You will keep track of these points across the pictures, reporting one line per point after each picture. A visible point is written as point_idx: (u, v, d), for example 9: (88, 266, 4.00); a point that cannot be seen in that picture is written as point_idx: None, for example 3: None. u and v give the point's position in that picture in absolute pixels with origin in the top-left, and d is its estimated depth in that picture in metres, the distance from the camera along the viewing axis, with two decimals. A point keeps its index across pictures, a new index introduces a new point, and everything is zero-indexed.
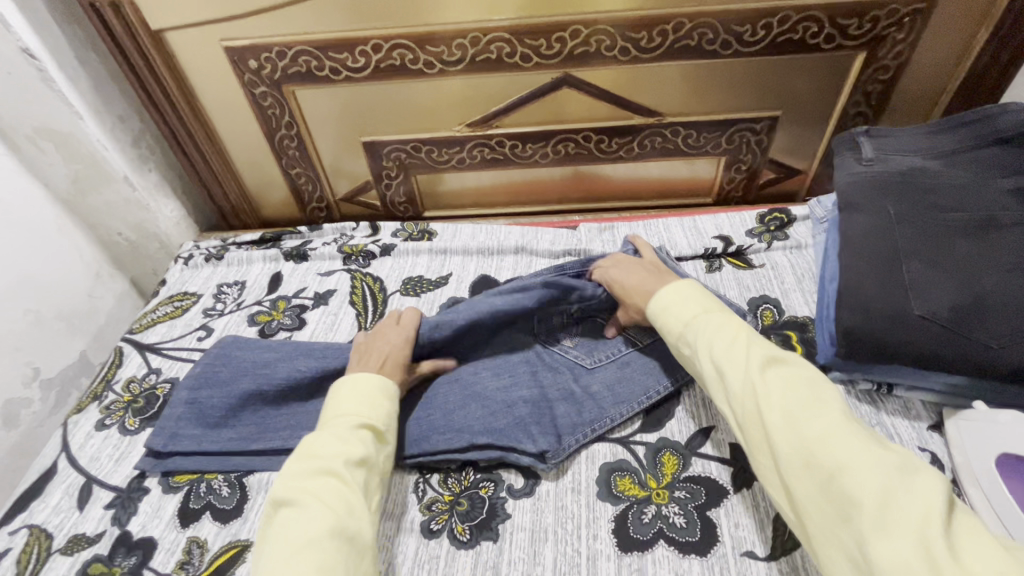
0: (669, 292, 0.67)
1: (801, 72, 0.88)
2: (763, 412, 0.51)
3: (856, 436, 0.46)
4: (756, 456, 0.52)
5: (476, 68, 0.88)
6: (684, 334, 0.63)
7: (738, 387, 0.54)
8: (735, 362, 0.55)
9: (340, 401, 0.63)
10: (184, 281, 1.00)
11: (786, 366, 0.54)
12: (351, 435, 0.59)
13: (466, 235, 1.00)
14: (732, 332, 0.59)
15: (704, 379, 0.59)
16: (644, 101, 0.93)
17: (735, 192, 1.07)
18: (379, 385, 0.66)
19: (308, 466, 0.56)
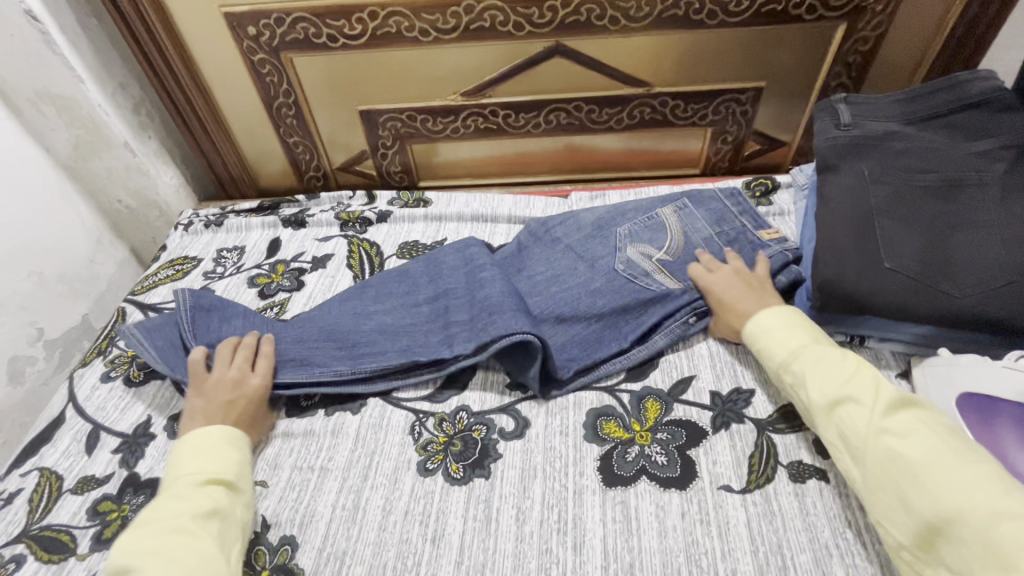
0: (764, 318, 0.69)
1: (784, 43, 0.92)
2: (900, 449, 0.51)
3: (1006, 485, 0.46)
4: (879, 491, 0.52)
5: (471, 35, 0.90)
6: (792, 365, 0.64)
7: (865, 423, 0.55)
8: (860, 400, 0.56)
9: (180, 463, 0.60)
10: (184, 246, 1.03)
11: (919, 413, 0.54)
12: (200, 492, 0.57)
13: (461, 202, 1.03)
14: (848, 368, 0.59)
15: (818, 411, 0.59)
16: (634, 71, 0.96)
17: (722, 163, 1.10)
18: (228, 435, 0.63)
19: (155, 527, 0.53)
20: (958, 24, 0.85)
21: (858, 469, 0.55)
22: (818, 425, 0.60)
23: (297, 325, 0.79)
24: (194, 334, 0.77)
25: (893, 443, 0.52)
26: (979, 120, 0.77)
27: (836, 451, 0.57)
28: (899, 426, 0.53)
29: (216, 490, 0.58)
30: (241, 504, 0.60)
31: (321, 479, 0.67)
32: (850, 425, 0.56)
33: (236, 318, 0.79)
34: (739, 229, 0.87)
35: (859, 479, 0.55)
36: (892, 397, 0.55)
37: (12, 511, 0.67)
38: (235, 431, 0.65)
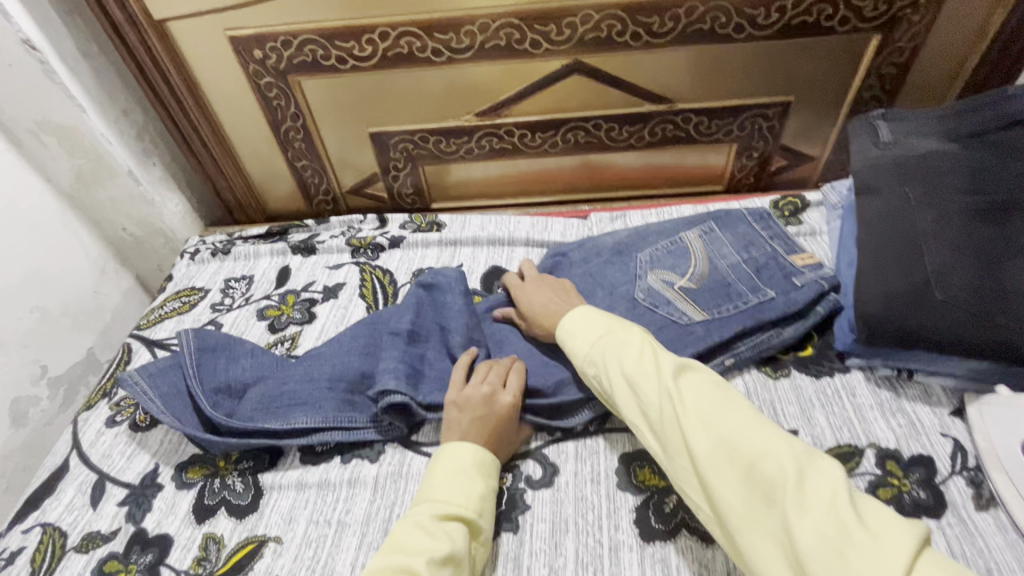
0: (576, 315, 0.67)
1: (815, 56, 0.87)
2: (686, 413, 0.51)
3: (760, 422, 0.49)
4: (676, 458, 0.52)
5: (486, 54, 0.86)
6: (594, 355, 0.62)
7: (656, 394, 0.54)
8: (649, 375, 0.56)
9: (435, 484, 0.59)
10: (191, 276, 0.99)
11: (694, 376, 0.55)
12: (448, 524, 0.54)
13: (476, 226, 0.99)
14: (638, 347, 0.59)
15: (617, 391, 0.58)
16: (655, 88, 0.92)
17: (747, 179, 1.06)
18: (475, 458, 0.61)
19: (393, 562, 0.51)
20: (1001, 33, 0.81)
21: (658, 442, 0.54)
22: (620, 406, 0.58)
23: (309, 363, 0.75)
24: (198, 376, 0.72)
25: (679, 407, 0.52)
26: None
27: (637, 430, 0.56)
28: (684, 392, 0.53)
29: (458, 527, 0.55)
30: (477, 546, 0.56)
31: (339, 535, 0.63)
32: (645, 396, 0.55)
33: (244, 358, 0.76)
34: (770, 253, 0.82)
35: (660, 452, 0.54)
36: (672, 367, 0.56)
37: (14, 572, 0.63)
38: (484, 454, 0.62)
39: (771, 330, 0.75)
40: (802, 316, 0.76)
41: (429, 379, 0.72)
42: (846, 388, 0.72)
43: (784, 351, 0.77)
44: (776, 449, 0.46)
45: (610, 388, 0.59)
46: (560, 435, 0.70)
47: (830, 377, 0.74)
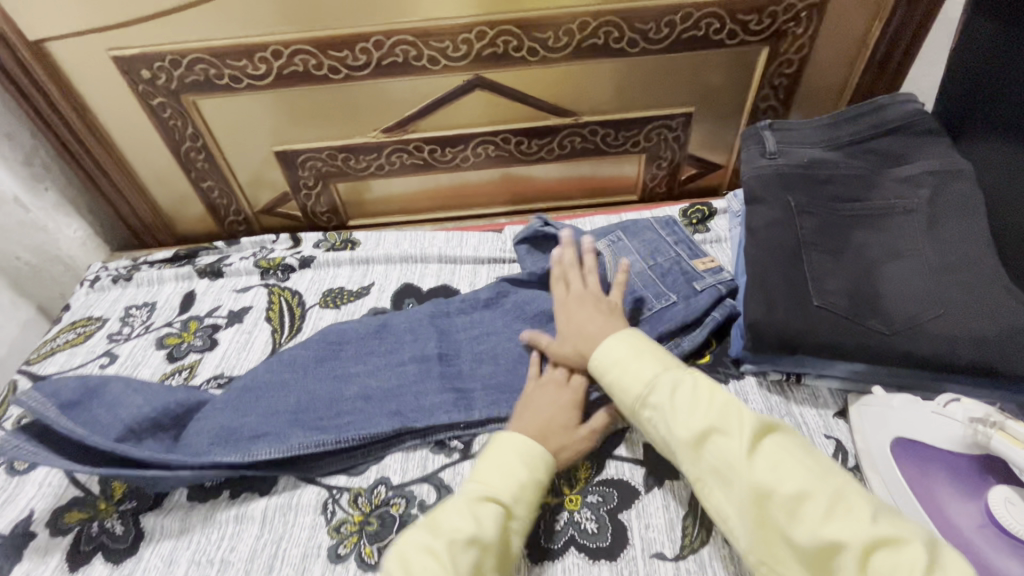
0: (619, 342, 0.65)
1: (710, 68, 0.89)
2: (776, 486, 0.50)
3: (864, 502, 0.48)
4: (760, 530, 0.51)
5: (384, 71, 0.86)
6: (651, 396, 0.60)
7: (737, 458, 0.53)
8: (730, 432, 0.54)
9: (480, 468, 0.60)
10: (89, 305, 0.95)
11: (779, 440, 0.54)
12: (479, 509, 0.55)
13: (389, 243, 0.98)
14: (707, 399, 0.57)
15: (682, 446, 0.56)
16: (558, 102, 0.92)
17: (659, 189, 1.07)
18: (533, 449, 0.60)
19: (421, 542, 0.53)
20: (881, 44, 0.84)
21: (732, 506, 0.53)
22: (683, 460, 0.57)
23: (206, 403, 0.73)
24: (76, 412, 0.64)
25: (769, 479, 0.51)
26: (899, 145, 0.76)
27: (707, 487, 0.55)
28: (770, 458, 0.52)
29: (493, 510, 0.55)
30: (512, 532, 0.56)
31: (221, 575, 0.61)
32: (723, 459, 0.54)
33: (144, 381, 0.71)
34: (675, 258, 0.86)
35: (734, 518, 0.53)
36: (756, 425, 0.54)
37: None
38: (538, 448, 0.61)
39: (670, 343, 0.77)
40: (700, 324, 0.78)
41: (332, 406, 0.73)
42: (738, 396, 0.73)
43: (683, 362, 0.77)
44: (894, 537, 0.45)
45: (670, 438, 0.58)
46: (457, 457, 0.69)
47: (725, 383, 0.75)
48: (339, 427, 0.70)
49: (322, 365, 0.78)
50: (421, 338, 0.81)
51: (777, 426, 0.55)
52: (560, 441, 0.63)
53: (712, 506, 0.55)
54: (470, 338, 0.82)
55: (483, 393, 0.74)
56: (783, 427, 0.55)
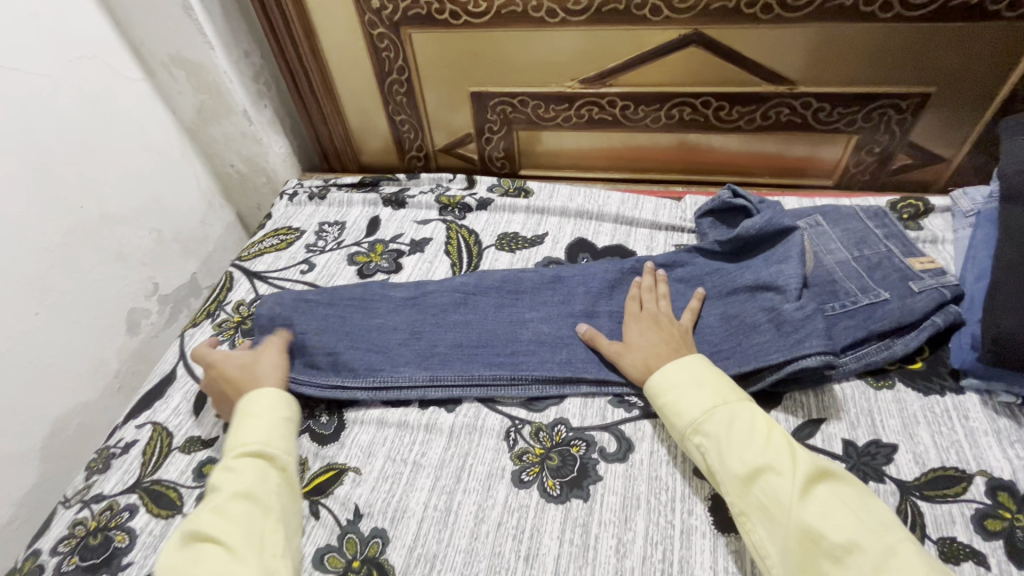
0: (679, 368, 0.64)
1: (970, 45, 0.78)
2: (826, 531, 0.48)
3: (921, 562, 0.45)
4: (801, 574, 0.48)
5: (601, 19, 0.84)
6: (704, 424, 0.59)
7: (789, 497, 0.51)
8: (783, 472, 0.52)
9: (240, 428, 0.63)
10: (288, 216, 1.04)
11: (834, 488, 0.51)
12: (242, 461, 0.59)
13: (564, 197, 0.99)
14: (766, 434, 0.56)
15: (731, 478, 0.55)
16: (775, 68, 0.86)
17: (861, 176, 0.98)
18: (274, 405, 0.65)
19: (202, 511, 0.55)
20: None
21: (775, 545, 0.50)
22: (728, 492, 0.55)
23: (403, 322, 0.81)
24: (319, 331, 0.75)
25: (818, 524, 0.48)
26: None
27: (749, 522, 0.53)
28: (823, 505, 0.50)
29: (254, 461, 0.59)
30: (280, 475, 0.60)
31: (414, 474, 0.66)
32: (772, 495, 0.52)
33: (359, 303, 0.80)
34: (885, 253, 0.78)
35: (776, 559, 0.50)
36: (812, 470, 0.52)
37: (127, 460, 0.70)
38: (274, 395, 0.66)
39: (879, 343, 0.71)
40: (917, 326, 0.70)
41: (519, 345, 0.77)
42: (957, 410, 0.65)
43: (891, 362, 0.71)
44: None
45: (718, 468, 0.56)
46: (638, 413, 0.69)
47: (940, 395, 0.67)
48: (513, 363, 0.74)
49: (502, 310, 0.81)
50: (598, 293, 0.81)
51: (833, 474, 0.52)
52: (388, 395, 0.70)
53: (752, 543, 0.52)
54: None
55: None
56: (839, 475, 0.52)
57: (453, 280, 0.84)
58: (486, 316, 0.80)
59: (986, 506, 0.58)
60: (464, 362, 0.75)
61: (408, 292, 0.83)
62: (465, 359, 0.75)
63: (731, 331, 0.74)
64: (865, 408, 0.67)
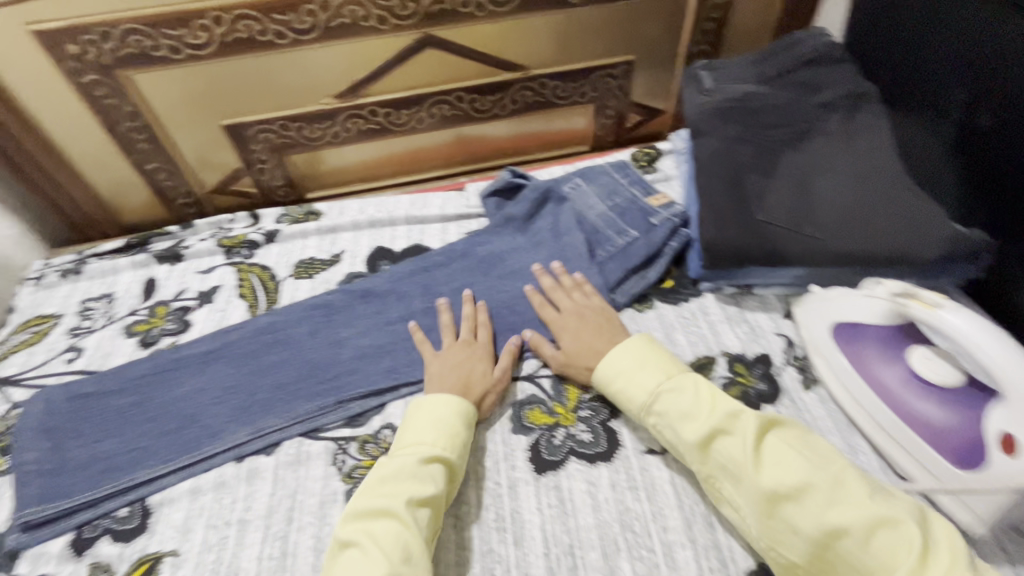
0: (616, 352, 0.67)
1: (647, 16, 0.95)
2: (777, 479, 0.52)
3: (861, 485, 0.50)
4: (766, 518, 0.52)
5: (333, 34, 0.86)
6: (653, 405, 0.62)
7: (742, 455, 0.55)
8: (732, 430, 0.56)
9: (413, 428, 0.62)
10: (38, 304, 0.90)
11: (779, 435, 0.55)
12: (423, 468, 0.58)
13: (354, 211, 0.99)
14: (712, 403, 0.59)
15: (690, 449, 0.58)
16: (507, 57, 0.95)
17: (609, 137, 1.12)
18: (449, 408, 0.64)
19: (370, 504, 0.55)
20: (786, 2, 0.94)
21: (742, 499, 0.55)
22: (693, 462, 0.59)
23: (202, 379, 0.75)
24: (111, 434, 0.70)
25: (770, 472, 0.53)
26: (816, 75, 0.84)
27: (717, 481, 0.57)
28: (776, 456, 0.54)
29: (437, 470, 0.59)
30: (453, 484, 0.61)
31: (242, 533, 0.62)
32: (730, 459, 0.55)
33: (154, 392, 0.74)
34: (630, 198, 0.92)
35: (747, 513, 0.54)
36: (756, 423, 0.56)
37: None
38: (459, 401, 0.65)
39: (637, 275, 0.84)
40: (661, 253, 0.85)
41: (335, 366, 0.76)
42: (700, 310, 0.80)
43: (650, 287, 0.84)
44: (892, 517, 0.47)
45: (680, 442, 0.59)
46: None
47: (688, 302, 0.82)
48: (330, 388, 0.74)
49: (313, 336, 0.80)
50: (402, 296, 0.84)
51: (776, 421, 0.56)
52: (481, 388, 0.69)
53: (723, 499, 0.57)
54: (453, 289, 0.84)
55: None
56: (781, 422, 0.57)
57: (251, 323, 0.80)
58: (294, 349, 0.78)
59: (728, 378, 0.73)
60: (280, 402, 0.73)
61: (203, 350, 0.78)
62: (280, 400, 0.73)
63: (523, 298, 0.81)
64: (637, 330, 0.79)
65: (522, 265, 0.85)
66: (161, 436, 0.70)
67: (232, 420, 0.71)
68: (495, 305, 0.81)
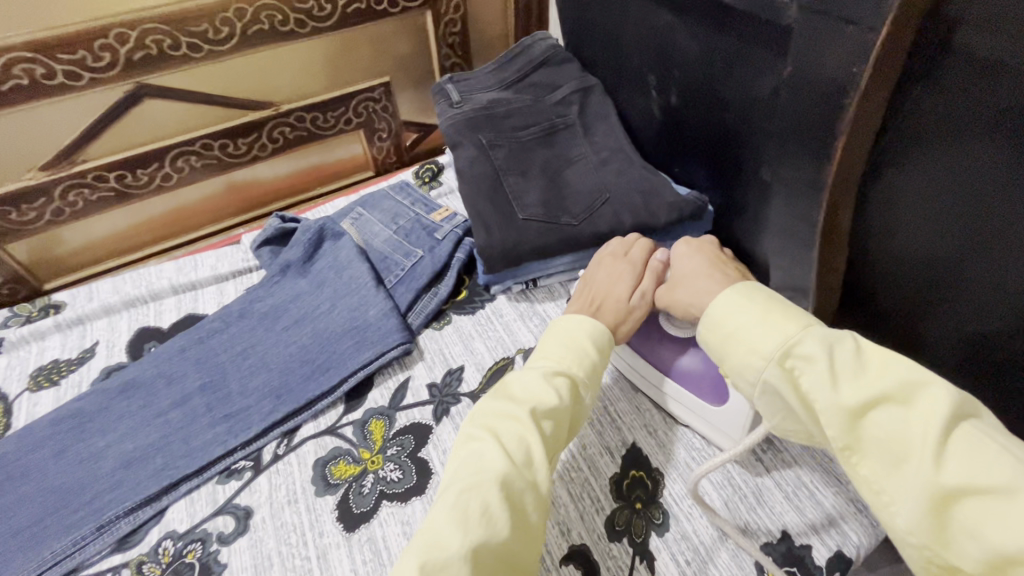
0: (738, 295, 0.51)
1: (389, 38, 0.97)
2: (953, 471, 0.36)
3: None
4: (936, 518, 0.37)
5: (8, 97, 0.74)
6: (790, 357, 0.45)
7: (918, 434, 0.38)
8: (896, 401, 0.40)
9: (551, 343, 0.61)
10: None
11: (977, 427, 0.38)
12: (543, 383, 0.56)
13: (106, 292, 0.86)
14: (887, 368, 0.41)
15: (836, 415, 0.42)
16: (250, 96, 0.90)
17: (390, 159, 1.10)
18: (584, 326, 0.62)
19: (503, 403, 0.55)
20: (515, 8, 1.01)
21: (894, 489, 0.39)
22: (829, 427, 0.42)
23: None
24: None
25: (947, 464, 0.37)
26: (550, 74, 0.91)
27: (856, 459, 0.42)
28: (965, 446, 0.37)
29: (564, 383, 0.57)
30: (579, 406, 0.58)
31: None
32: (887, 434, 0.40)
33: None
34: (413, 218, 0.91)
35: (897, 506, 0.39)
36: (947, 409, 0.38)
37: None
38: (595, 325, 0.63)
39: (429, 293, 0.83)
40: (449, 267, 0.86)
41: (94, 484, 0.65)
42: (495, 314, 0.82)
43: (445, 303, 0.84)
44: None
45: (823, 404, 0.43)
46: (251, 475, 0.66)
47: (483, 309, 0.83)
48: (89, 512, 0.62)
49: (62, 456, 0.67)
50: (173, 380, 0.74)
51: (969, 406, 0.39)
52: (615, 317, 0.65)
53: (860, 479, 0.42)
54: (234, 356, 0.76)
55: (261, 406, 0.71)
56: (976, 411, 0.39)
57: None
58: (35, 481, 0.65)
59: None
60: (21, 551, 0.60)
61: None
62: (22, 547, 0.60)
63: (314, 347, 0.76)
64: (437, 349, 0.78)
65: (308, 312, 0.80)
66: None
67: None
68: (283, 363, 0.75)
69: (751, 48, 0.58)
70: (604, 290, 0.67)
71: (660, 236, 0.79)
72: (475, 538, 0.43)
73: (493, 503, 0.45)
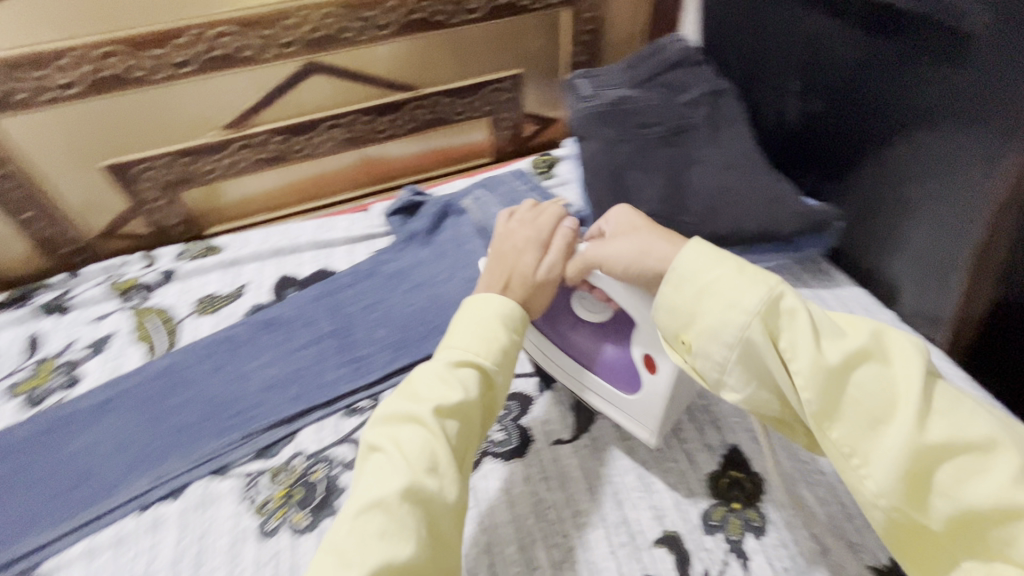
0: (701, 254, 0.49)
1: (527, 33, 1.02)
2: (926, 428, 0.38)
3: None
4: (903, 478, 0.38)
5: (210, 64, 0.87)
6: (763, 317, 0.44)
7: (897, 395, 0.40)
8: (876, 363, 0.41)
9: (455, 330, 0.55)
10: None
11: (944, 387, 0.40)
12: (444, 379, 0.51)
13: (257, 241, 0.98)
14: (866, 330, 0.43)
15: (816, 377, 0.42)
16: (398, 77, 0.99)
17: (508, 147, 1.16)
18: (492, 308, 0.56)
19: (398, 408, 0.50)
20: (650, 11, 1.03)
21: (873, 454, 0.40)
22: (807, 387, 0.42)
23: (97, 433, 0.73)
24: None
25: (924, 422, 0.39)
26: (681, 76, 0.92)
27: (833, 435, 0.42)
28: (944, 402, 0.39)
29: (469, 374, 0.52)
30: (491, 393, 0.54)
31: None
32: (867, 393, 0.41)
33: (45, 455, 0.71)
34: None
35: (873, 472, 0.40)
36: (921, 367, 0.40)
37: None
38: (505, 303, 0.56)
39: None
40: None
41: (242, 399, 0.75)
42: None
43: None
44: None
45: (801, 366, 0.42)
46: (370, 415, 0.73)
47: None
48: (237, 422, 0.72)
49: (218, 372, 0.78)
50: (309, 322, 0.83)
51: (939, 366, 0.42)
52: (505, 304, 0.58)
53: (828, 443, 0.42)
54: (362, 308, 0.85)
55: (383, 356, 0.78)
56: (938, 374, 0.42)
57: (149, 368, 0.78)
58: (196, 389, 0.76)
59: None
60: (183, 445, 0.70)
61: (100, 402, 0.76)
62: (184, 442, 0.70)
63: (432, 310, 0.83)
64: None
65: (429, 278, 0.87)
66: (55, 500, 0.67)
67: (129, 471, 0.68)
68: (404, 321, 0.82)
69: (927, 58, 0.60)
70: (510, 264, 0.60)
71: (782, 244, 0.78)
72: (386, 555, 0.42)
73: (394, 524, 0.43)
